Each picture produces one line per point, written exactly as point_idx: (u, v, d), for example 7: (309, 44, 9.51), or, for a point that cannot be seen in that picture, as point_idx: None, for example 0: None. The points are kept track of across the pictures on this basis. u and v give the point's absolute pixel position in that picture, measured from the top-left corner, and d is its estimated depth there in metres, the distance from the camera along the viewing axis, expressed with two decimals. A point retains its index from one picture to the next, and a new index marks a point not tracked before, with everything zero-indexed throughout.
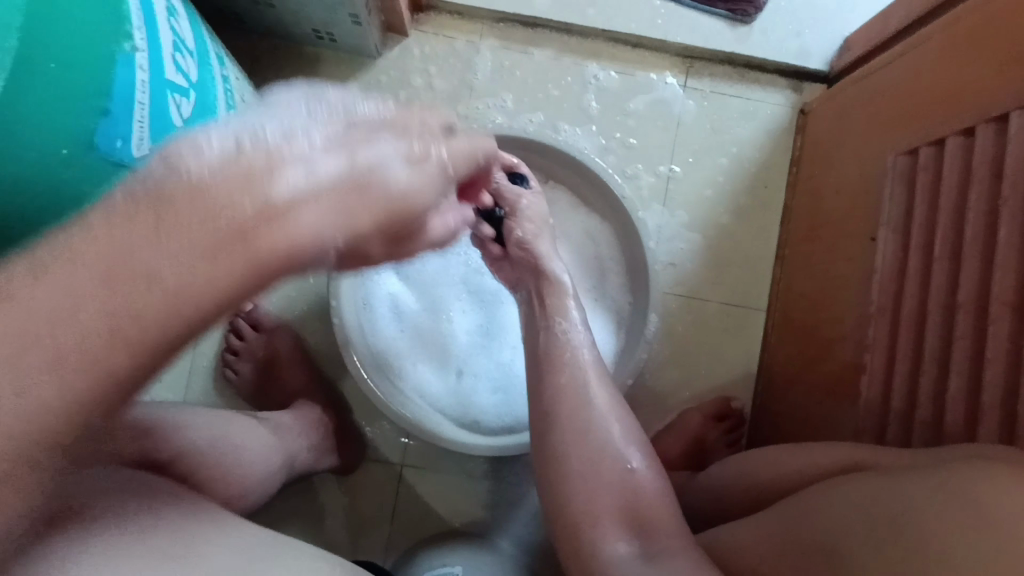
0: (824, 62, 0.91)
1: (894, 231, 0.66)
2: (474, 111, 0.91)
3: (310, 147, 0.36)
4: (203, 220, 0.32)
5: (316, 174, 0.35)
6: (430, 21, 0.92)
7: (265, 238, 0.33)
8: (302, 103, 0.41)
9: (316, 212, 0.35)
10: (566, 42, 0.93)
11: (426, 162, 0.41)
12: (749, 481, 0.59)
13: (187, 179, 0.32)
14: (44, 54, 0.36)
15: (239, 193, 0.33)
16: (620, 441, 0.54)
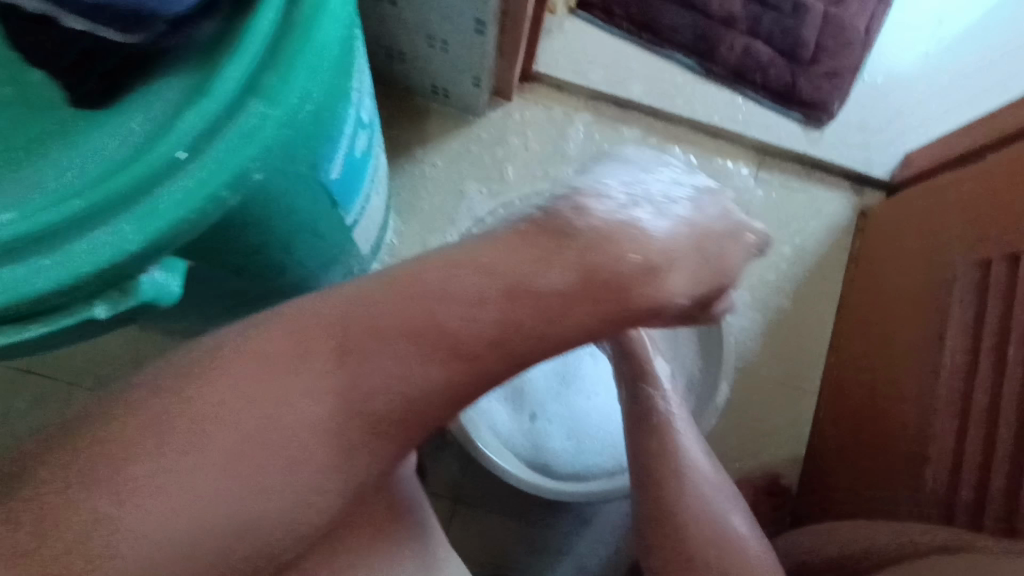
0: (886, 172, 0.99)
1: (963, 334, 0.71)
2: (562, 176, 0.98)
3: (672, 211, 0.48)
4: (587, 260, 0.44)
5: (674, 231, 0.47)
6: (532, 89, 1.00)
7: (632, 284, 0.45)
8: (660, 162, 0.54)
9: (672, 266, 0.46)
10: (652, 124, 1.00)
11: (743, 232, 0.51)
12: (822, 554, 0.62)
13: (587, 222, 0.45)
14: (332, 75, 0.37)
15: (623, 246, 0.45)
16: (722, 504, 0.57)
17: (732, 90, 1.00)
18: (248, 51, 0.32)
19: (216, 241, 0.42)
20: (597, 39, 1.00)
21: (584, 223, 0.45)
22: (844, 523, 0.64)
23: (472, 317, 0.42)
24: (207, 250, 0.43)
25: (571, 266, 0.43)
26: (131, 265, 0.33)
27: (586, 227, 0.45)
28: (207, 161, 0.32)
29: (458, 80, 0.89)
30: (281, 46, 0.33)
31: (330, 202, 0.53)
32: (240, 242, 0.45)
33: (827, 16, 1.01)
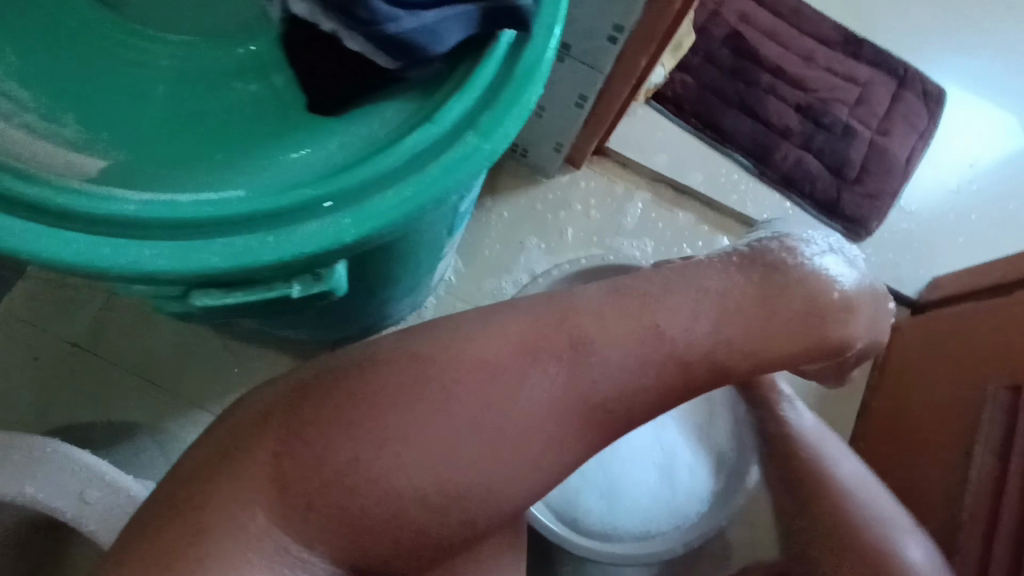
0: (915, 292, 1.06)
1: (991, 451, 0.76)
2: (617, 246, 1.04)
3: (852, 268, 0.52)
4: (785, 305, 0.48)
5: (858, 285, 0.51)
6: (600, 163, 1.08)
7: (824, 328, 0.49)
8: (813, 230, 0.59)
9: (860, 317, 0.50)
10: (705, 212, 1.08)
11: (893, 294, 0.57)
12: None
13: (785, 268, 0.49)
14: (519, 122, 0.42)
15: (819, 293, 0.49)
16: (901, 533, 0.61)
17: (781, 194, 1.08)
18: (472, 90, 0.38)
19: (372, 251, 0.47)
20: (665, 129, 1.09)
21: (791, 262, 0.50)
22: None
23: (609, 354, 0.46)
24: (358, 260, 0.48)
25: (782, 302, 0.48)
26: (336, 253, 0.37)
27: (798, 271, 0.49)
28: (423, 173, 0.37)
29: (541, 143, 0.97)
30: (498, 89, 0.38)
31: (448, 231, 0.58)
32: (384, 255, 0.50)
33: (872, 144, 1.11)
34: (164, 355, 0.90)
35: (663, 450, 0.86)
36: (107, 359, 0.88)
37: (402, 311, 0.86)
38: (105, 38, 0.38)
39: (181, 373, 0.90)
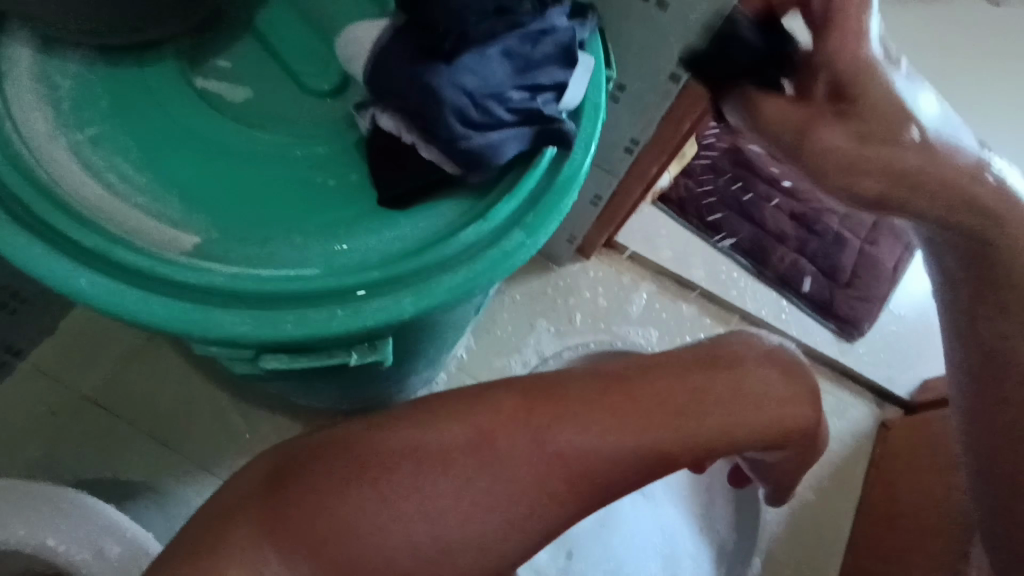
0: (907, 392, 1.10)
1: None
2: (624, 335, 1.09)
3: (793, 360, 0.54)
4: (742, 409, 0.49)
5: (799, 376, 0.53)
6: (608, 253, 1.15)
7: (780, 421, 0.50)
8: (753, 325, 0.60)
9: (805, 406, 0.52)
10: (707, 305, 1.14)
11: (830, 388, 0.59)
12: None
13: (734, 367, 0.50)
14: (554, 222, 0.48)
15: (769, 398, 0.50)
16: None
17: (778, 292, 1.15)
18: (518, 195, 0.44)
19: (414, 329, 0.51)
20: (669, 226, 1.18)
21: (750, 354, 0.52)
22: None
23: (621, 439, 0.45)
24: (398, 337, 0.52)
25: (748, 389, 0.50)
26: (393, 327, 0.41)
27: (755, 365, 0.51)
28: (476, 262, 0.42)
29: (556, 234, 1.05)
30: (542, 194, 0.45)
31: (476, 312, 0.63)
32: (420, 333, 0.54)
33: (862, 251, 1.20)
34: (178, 415, 0.92)
35: (665, 538, 0.87)
36: (123, 417, 0.90)
37: (417, 385, 0.89)
38: (211, 135, 0.44)
39: (193, 433, 0.91)
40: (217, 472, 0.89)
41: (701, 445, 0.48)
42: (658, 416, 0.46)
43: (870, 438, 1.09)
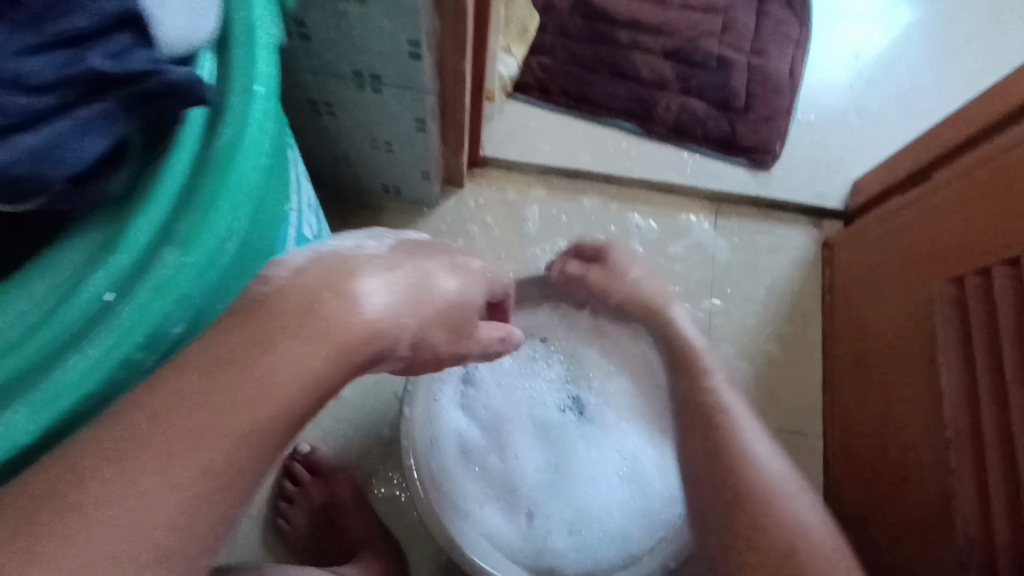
0: (839, 201, 1.01)
1: (955, 354, 0.69)
2: (531, 257, 0.98)
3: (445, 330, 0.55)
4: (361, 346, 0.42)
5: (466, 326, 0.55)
6: (483, 174, 1.01)
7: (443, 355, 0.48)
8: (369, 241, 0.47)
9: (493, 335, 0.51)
10: (606, 190, 1.02)
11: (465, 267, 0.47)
12: None
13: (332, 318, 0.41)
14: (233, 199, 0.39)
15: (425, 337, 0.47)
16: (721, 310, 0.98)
17: (676, 146, 1.02)
18: (152, 206, 0.37)
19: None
20: (538, 118, 1.02)
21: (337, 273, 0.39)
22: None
23: None
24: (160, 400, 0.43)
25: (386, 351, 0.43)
26: (92, 400, 0.36)
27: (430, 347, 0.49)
28: (116, 323, 0.35)
29: (409, 177, 0.89)
30: (179, 198, 0.38)
31: None
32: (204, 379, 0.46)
33: (751, 67, 1.06)
34: None
35: (628, 459, 0.80)
36: None
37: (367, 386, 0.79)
38: None
39: None
40: None
41: (286, 401, 0.36)
42: (228, 399, 0.34)
43: (817, 263, 1.00)
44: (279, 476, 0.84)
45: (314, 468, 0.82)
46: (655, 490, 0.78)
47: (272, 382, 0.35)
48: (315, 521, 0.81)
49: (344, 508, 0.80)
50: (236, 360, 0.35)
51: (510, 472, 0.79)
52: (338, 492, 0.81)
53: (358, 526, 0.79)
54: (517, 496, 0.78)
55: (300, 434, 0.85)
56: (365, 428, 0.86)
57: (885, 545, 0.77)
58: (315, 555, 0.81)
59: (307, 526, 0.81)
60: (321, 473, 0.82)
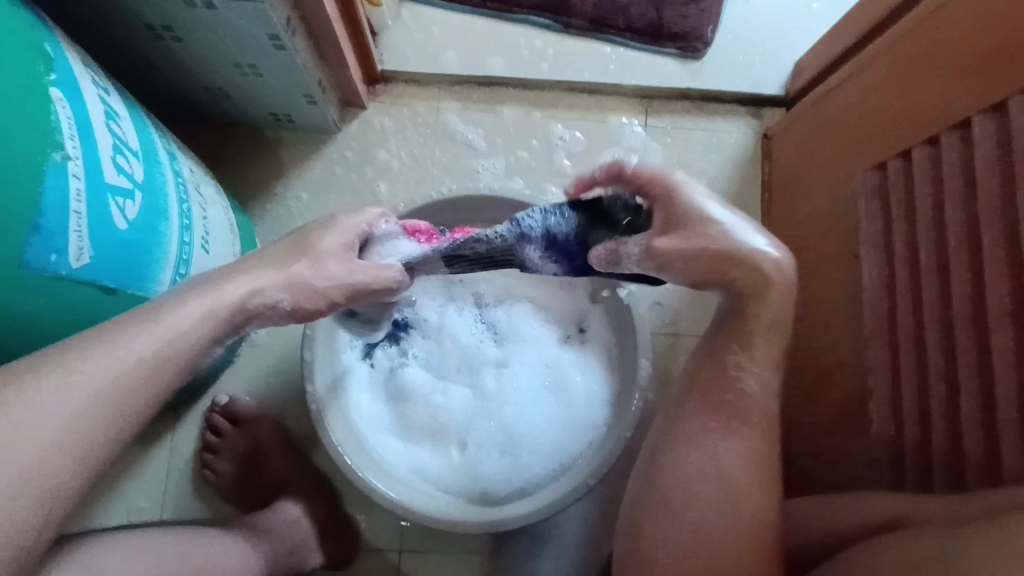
0: (779, 87, 0.93)
1: (875, 249, 0.64)
2: (464, 176, 0.91)
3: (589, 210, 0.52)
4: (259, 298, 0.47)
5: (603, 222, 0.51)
6: (387, 91, 0.92)
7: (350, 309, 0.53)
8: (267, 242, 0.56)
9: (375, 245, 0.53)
10: (525, 96, 0.94)
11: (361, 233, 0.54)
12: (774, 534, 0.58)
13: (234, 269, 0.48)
14: None
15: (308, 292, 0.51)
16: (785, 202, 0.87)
17: (597, 39, 0.93)
18: None
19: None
20: (442, 20, 0.92)
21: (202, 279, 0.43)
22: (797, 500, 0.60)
23: None
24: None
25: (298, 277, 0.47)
26: None
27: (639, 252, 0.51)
28: None
29: (293, 102, 0.81)
30: None
31: (97, 287, 0.46)
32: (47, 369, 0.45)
33: None
34: None
35: (550, 368, 0.76)
36: None
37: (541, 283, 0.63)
38: None
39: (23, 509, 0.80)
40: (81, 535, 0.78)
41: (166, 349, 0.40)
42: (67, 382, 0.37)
43: (756, 158, 0.93)
44: (204, 427, 0.82)
45: (236, 417, 0.80)
46: (586, 392, 0.74)
47: (120, 364, 0.38)
48: (241, 468, 0.79)
49: (268, 453, 0.79)
50: (88, 342, 0.38)
51: (430, 406, 0.75)
52: (261, 437, 0.80)
53: (280, 470, 0.79)
54: (443, 425, 0.75)
55: (220, 384, 0.83)
56: (285, 373, 0.84)
57: (808, 446, 0.76)
58: (245, 502, 0.80)
59: (234, 474, 0.79)
60: (243, 422, 0.80)
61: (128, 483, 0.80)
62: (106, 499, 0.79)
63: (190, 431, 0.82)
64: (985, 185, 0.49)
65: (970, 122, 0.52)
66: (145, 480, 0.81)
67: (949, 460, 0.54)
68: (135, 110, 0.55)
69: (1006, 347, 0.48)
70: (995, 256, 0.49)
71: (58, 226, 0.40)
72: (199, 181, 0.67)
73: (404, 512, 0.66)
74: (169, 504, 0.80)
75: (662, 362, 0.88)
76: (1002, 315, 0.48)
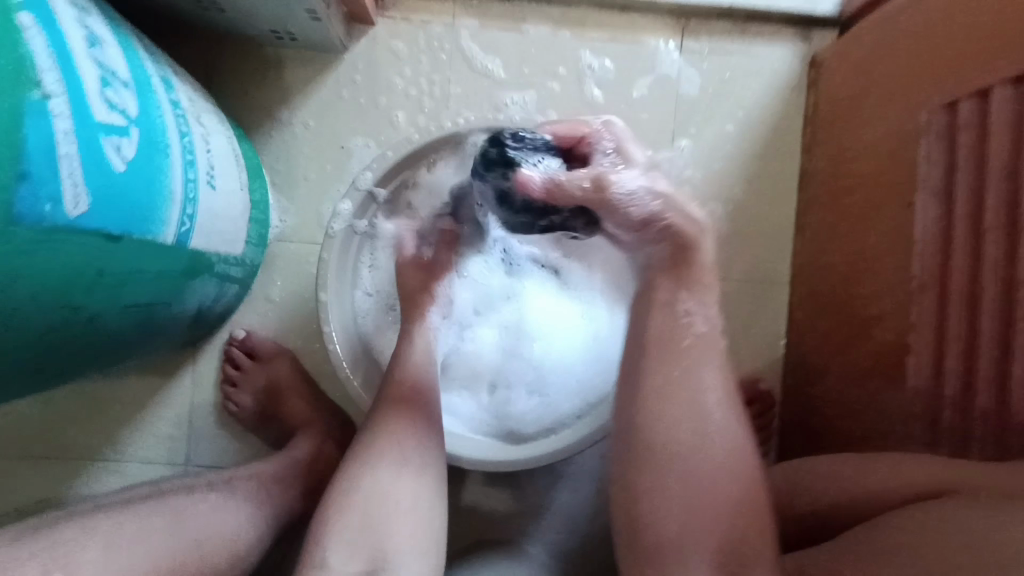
0: (833, 6, 0.83)
1: (935, 197, 0.59)
2: (488, 106, 0.84)
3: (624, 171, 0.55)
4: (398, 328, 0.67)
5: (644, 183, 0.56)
6: (398, 5, 0.84)
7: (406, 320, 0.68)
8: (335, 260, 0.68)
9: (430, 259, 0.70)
10: (549, 12, 0.85)
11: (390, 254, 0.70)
12: (815, 497, 0.58)
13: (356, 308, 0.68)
14: None
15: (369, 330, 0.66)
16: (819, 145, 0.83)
17: None
18: None
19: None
20: None
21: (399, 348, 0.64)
22: (843, 457, 0.59)
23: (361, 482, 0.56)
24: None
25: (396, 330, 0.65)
26: None
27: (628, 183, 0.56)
28: None
29: (295, 18, 0.73)
30: None
31: (99, 237, 0.42)
32: (55, 323, 0.43)
33: None
34: (35, 429, 0.80)
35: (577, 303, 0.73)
36: None
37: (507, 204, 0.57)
38: None
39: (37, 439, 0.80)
40: (111, 461, 0.80)
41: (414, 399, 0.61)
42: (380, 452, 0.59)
43: (800, 86, 0.86)
44: (222, 362, 0.82)
45: (252, 352, 0.80)
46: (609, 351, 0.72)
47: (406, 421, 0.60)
48: (260, 403, 0.79)
49: (287, 391, 0.78)
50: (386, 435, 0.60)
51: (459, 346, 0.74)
52: (280, 373, 0.79)
53: (299, 408, 0.78)
54: (473, 366, 0.74)
55: (235, 318, 0.82)
56: (300, 310, 0.82)
57: (834, 394, 0.75)
58: (264, 435, 0.80)
59: (254, 407, 0.79)
60: (261, 357, 0.79)
61: (150, 415, 0.80)
62: (130, 430, 0.80)
63: (209, 365, 0.82)
64: None
65: None
66: (167, 411, 0.81)
67: (994, 423, 0.53)
68: (120, 30, 0.49)
69: None
70: None
71: (48, 177, 0.35)
72: (198, 109, 0.61)
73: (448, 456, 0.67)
74: (192, 435, 0.81)
75: None
76: None
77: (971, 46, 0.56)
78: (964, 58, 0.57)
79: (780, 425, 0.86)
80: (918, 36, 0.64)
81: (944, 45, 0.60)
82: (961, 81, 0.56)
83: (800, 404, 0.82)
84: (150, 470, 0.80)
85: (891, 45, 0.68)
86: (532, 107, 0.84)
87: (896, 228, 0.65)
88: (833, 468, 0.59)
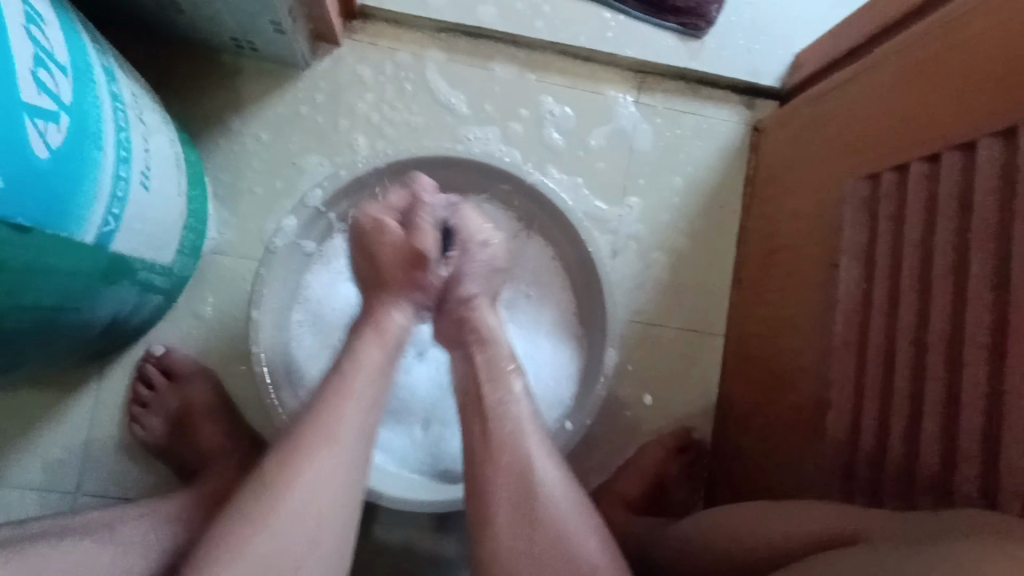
0: (776, 79, 0.90)
1: (857, 261, 0.63)
2: (446, 139, 0.85)
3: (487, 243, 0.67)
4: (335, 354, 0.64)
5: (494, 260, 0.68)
6: (364, 29, 0.84)
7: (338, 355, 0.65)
8: (274, 285, 0.66)
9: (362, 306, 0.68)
10: (513, 54, 0.87)
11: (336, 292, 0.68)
12: (729, 545, 0.58)
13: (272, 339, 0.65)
14: None
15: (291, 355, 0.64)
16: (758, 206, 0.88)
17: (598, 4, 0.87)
18: None
19: None
20: None
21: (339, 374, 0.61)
22: (758, 504, 0.60)
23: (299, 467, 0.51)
24: None
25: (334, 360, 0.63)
26: None
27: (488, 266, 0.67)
28: None
29: (256, 29, 0.72)
30: None
31: (8, 224, 0.40)
32: None
33: None
34: None
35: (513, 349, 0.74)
36: None
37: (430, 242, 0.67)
38: None
39: None
40: None
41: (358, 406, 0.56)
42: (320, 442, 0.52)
43: (744, 149, 0.91)
44: (134, 379, 0.76)
45: (169, 371, 0.74)
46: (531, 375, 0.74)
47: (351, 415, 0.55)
48: (168, 428, 0.74)
49: (199, 416, 0.73)
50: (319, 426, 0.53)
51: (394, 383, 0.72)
52: (196, 396, 0.74)
53: (210, 436, 0.73)
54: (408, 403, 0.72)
55: (156, 332, 0.77)
56: (230, 326, 0.78)
57: (759, 447, 0.76)
58: (168, 463, 0.75)
59: (163, 432, 0.74)
60: (177, 377, 0.74)
61: (41, 435, 0.74)
62: (17, 450, 0.74)
63: (117, 382, 0.76)
64: (982, 210, 0.48)
65: (974, 143, 0.50)
66: (61, 431, 0.74)
67: (904, 481, 0.54)
68: (66, 16, 0.48)
69: (977, 379, 0.48)
70: (980, 283, 0.48)
71: None
72: (142, 108, 0.59)
73: (369, 493, 0.63)
74: (86, 459, 0.75)
75: (626, 348, 0.87)
76: (978, 346, 0.48)
77: (893, 125, 0.61)
78: (885, 136, 0.62)
79: (709, 476, 0.87)
80: (848, 112, 0.69)
81: (869, 122, 0.65)
82: (883, 157, 0.61)
83: (727, 455, 0.84)
84: (37, 493, 0.73)
85: (823, 120, 0.74)
86: (490, 142, 0.86)
87: (823, 286, 0.68)
88: (745, 514, 0.60)
